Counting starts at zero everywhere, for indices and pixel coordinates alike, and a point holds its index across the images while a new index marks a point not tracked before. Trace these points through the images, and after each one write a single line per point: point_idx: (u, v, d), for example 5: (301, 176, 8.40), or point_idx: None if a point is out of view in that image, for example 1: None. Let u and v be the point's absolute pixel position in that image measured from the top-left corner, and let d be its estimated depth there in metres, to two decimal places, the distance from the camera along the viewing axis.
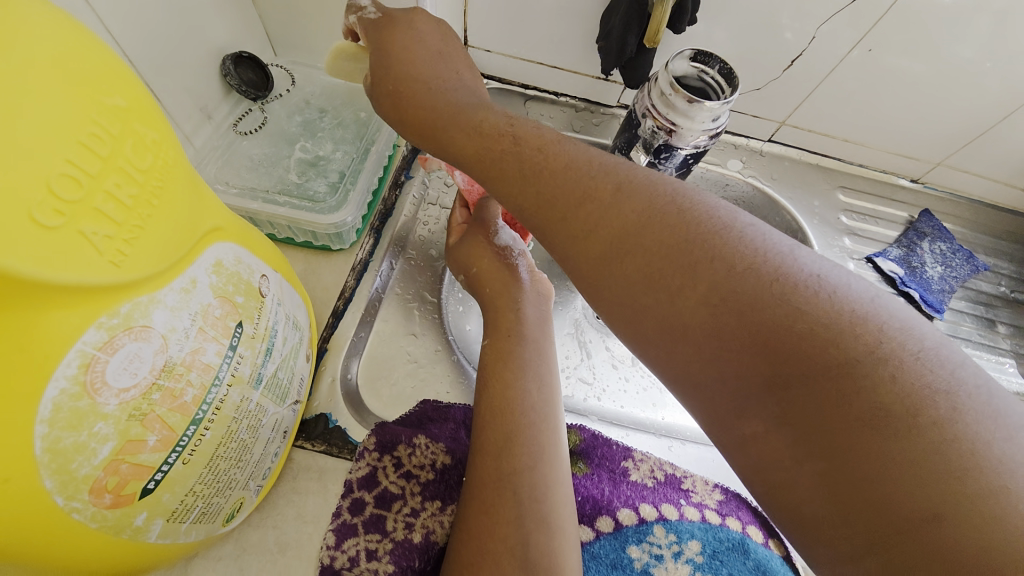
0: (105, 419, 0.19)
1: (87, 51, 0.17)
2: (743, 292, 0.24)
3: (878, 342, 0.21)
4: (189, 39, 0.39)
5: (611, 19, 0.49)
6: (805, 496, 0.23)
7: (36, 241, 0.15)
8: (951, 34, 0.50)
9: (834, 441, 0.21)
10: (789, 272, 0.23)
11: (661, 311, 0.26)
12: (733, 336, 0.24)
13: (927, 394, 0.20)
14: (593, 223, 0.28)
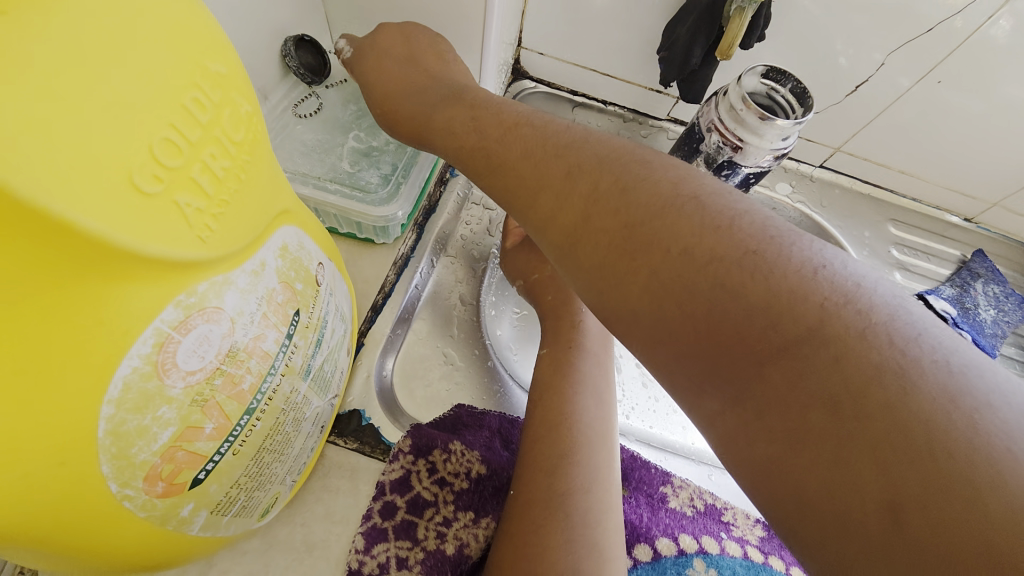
0: (170, 403, 0.18)
1: (196, 11, 0.16)
2: (678, 261, 0.22)
3: (821, 314, 0.19)
4: (255, 19, 0.39)
5: (677, 27, 0.48)
6: (788, 495, 0.18)
7: (130, 207, 0.14)
8: None
9: (812, 422, 0.18)
10: (728, 240, 0.22)
11: (607, 286, 0.24)
12: (673, 309, 0.22)
13: (883, 369, 0.18)
14: (570, 195, 0.26)
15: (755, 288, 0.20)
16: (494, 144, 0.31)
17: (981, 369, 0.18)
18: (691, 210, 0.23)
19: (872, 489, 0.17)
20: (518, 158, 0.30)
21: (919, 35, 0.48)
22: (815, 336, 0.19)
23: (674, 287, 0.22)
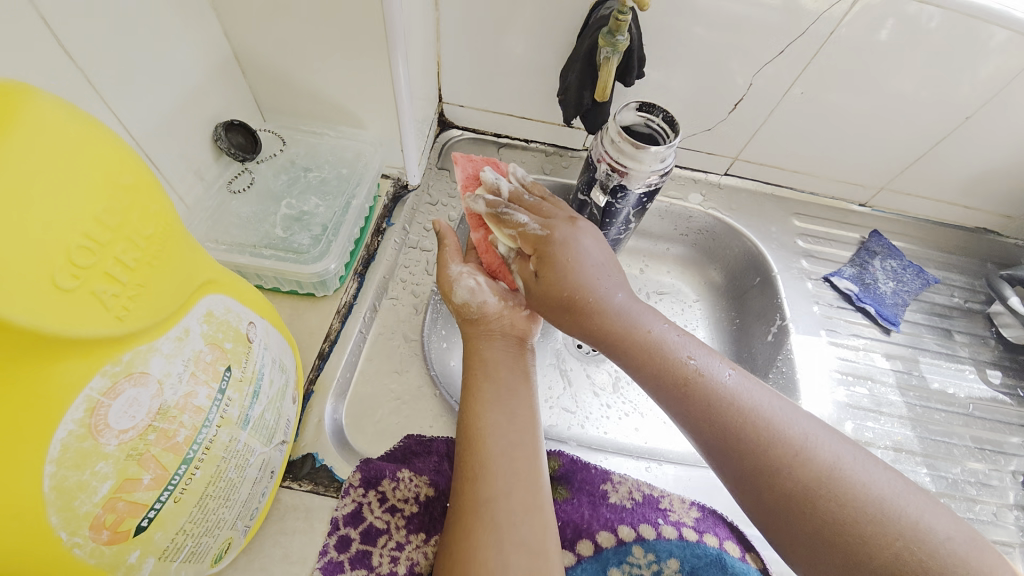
0: (106, 459, 0.22)
1: (101, 141, 0.21)
2: (742, 408, 0.36)
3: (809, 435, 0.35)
4: (184, 112, 0.44)
5: (566, 76, 0.55)
6: (780, 529, 0.33)
7: (56, 302, 0.18)
8: (880, 69, 0.56)
9: (752, 488, 0.34)
10: (739, 396, 0.36)
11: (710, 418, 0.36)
12: (753, 427, 0.35)
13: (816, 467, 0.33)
14: (683, 368, 0.38)
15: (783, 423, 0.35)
16: (543, 265, 0.42)
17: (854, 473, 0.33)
18: (743, 395, 0.36)
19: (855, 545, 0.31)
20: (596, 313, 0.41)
21: (773, 58, 0.56)
22: (754, 437, 0.35)
23: (688, 411, 0.37)
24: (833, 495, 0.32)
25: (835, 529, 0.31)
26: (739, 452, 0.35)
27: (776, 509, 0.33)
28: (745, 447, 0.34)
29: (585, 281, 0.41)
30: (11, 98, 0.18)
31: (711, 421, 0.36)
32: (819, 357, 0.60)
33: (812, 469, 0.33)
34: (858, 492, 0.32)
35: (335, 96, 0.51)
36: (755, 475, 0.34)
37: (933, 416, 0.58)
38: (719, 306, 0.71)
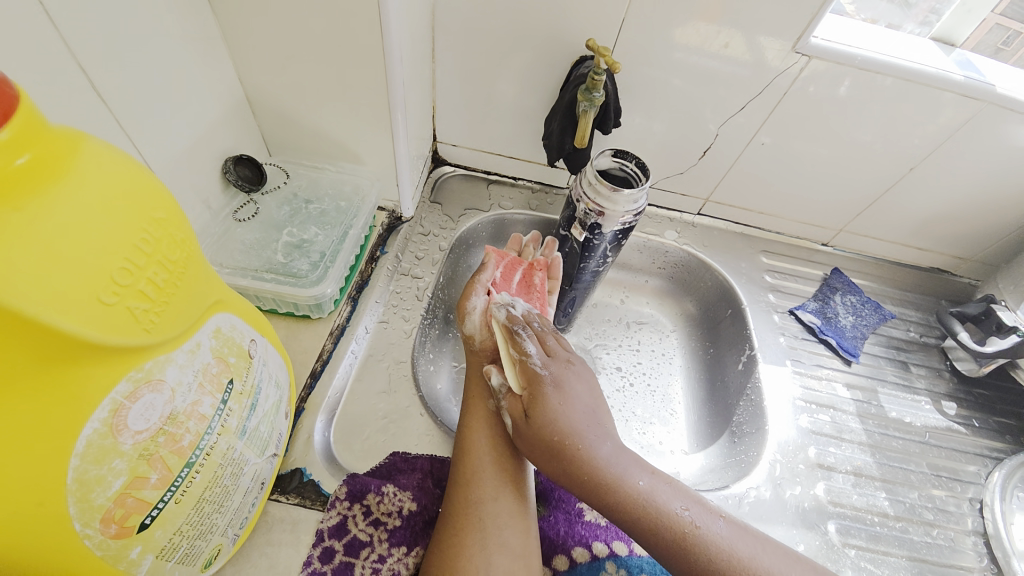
0: (121, 456, 0.24)
1: (143, 180, 0.24)
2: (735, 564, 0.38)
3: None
4: (200, 148, 0.48)
5: (550, 122, 0.60)
6: None
7: (99, 315, 0.21)
8: (834, 122, 0.62)
9: None
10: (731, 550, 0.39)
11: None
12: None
13: None
14: (677, 524, 0.39)
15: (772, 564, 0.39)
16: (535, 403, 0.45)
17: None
18: (737, 548, 0.39)
19: None
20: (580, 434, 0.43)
21: (735, 113, 0.63)
22: None
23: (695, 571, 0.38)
24: None
25: None
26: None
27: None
28: (684, 568, 0.38)
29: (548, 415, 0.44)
30: (73, 144, 0.22)
31: (682, 556, 0.39)
32: (785, 385, 0.64)
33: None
34: None
35: (338, 136, 0.55)
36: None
37: (891, 443, 0.62)
38: (694, 336, 0.75)
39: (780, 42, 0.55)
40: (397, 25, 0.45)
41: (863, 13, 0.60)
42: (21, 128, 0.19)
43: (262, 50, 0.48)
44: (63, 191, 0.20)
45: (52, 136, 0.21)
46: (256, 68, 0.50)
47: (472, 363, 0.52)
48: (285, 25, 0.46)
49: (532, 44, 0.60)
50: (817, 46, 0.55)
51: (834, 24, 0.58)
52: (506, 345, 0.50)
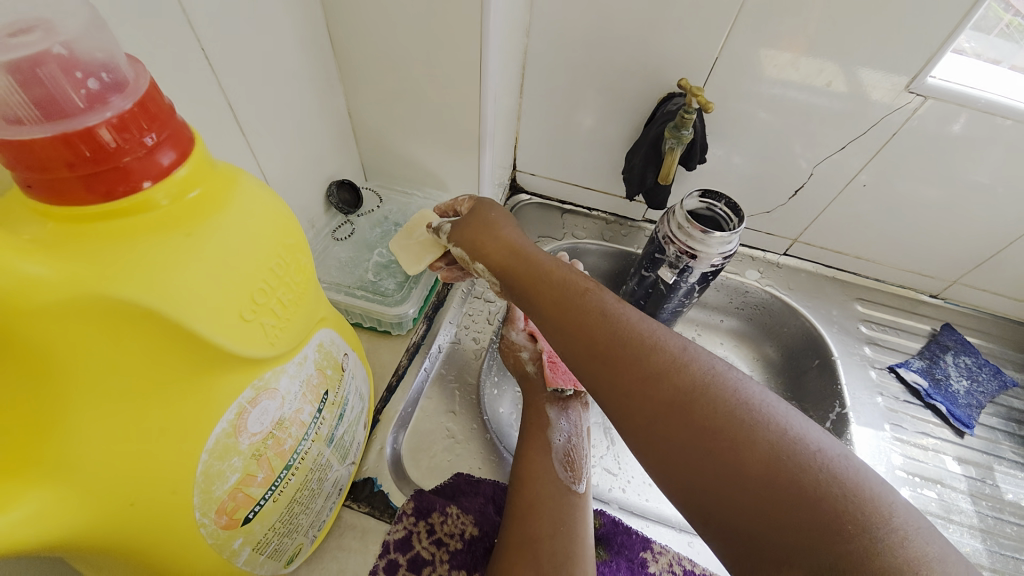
0: (239, 454, 0.27)
1: (281, 210, 0.28)
2: (592, 344, 0.36)
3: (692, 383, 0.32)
4: (311, 174, 0.54)
5: (631, 158, 0.61)
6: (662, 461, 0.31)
7: (239, 328, 0.24)
8: (953, 164, 0.56)
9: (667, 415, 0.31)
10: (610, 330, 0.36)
11: (584, 338, 0.36)
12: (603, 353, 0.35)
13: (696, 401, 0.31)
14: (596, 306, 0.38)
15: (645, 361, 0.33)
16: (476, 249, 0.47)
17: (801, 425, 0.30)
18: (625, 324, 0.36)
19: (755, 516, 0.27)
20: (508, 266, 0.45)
21: (831, 152, 0.59)
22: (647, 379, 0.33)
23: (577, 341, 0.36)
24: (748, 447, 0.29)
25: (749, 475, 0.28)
26: (704, 434, 0.30)
27: (698, 461, 0.29)
28: (573, 309, 0.38)
29: (525, 246, 0.45)
30: (232, 179, 0.25)
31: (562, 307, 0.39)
32: (879, 451, 0.57)
33: (734, 402, 0.30)
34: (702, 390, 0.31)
35: (429, 165, 0.59)
36: (703, 443, 0.29)
37: (1005, 530, 0.53)
38: (774, 384, 0.70)
39: (890, 79, 0.52)
40: (493, 64, 0.47)
41: (969, 43, 0.53)
42: (193, 166, 0.24)
43: (372, 88, 0.53)
44: (224, 219, 0.24)
45: (217, 174, 0.25)
46: (364, 103, 0.55)
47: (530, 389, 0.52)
48: (393, 65, 0.50)
49: (618, 79, 0.61)
50: (934, 86, 0.51)
51: (956, 62, 0.53)
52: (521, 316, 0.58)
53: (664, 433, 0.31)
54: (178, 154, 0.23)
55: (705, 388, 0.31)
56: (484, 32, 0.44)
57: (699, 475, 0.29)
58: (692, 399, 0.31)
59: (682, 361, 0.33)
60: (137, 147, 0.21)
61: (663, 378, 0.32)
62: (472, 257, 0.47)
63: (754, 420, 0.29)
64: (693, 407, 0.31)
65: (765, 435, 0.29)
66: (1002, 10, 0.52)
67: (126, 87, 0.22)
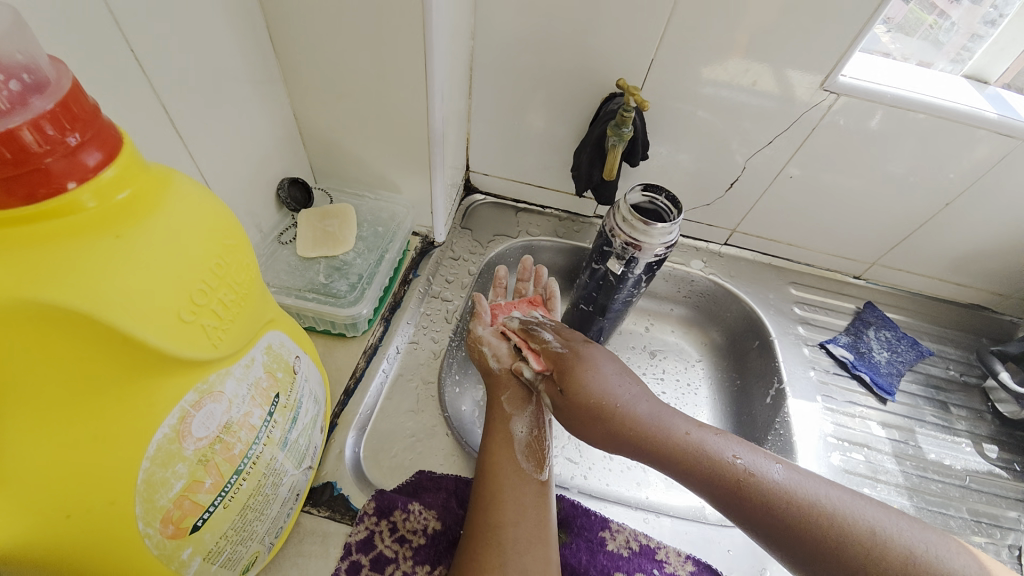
0: (183, 460, 0.27)
1: (220, 212, 0.27)
2: (683, 461, 0.42)
3: (772, 493, 0.39)
4: (255, 177, 0.52)
5: (579, 155, 0.63)
6: (800, 563, 0.38)
7: (178, 331, 0.24)
8: (865, 155, 0.62)
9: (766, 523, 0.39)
10: (685, 449, 0.42)
11: (667, 458, 0.42)
12: (688, 465, 0.42)
13: (791, 502, 0.38)
14: (665, 433, 0.43)
15: (736, 466, 0.41)
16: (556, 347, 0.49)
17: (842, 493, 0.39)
18: (730, 452, 0.41)
19: None
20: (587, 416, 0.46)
21: (762, 146, 0.64)
22: (746, 492, 0.40)
23: (662, 460, 0.43)
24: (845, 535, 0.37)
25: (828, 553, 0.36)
26: (816, 558, 0.37)
27: (833, 573, 0.36)
28: (674, 460, 0.42)
29: (624, 400, 0.45)
30: (165, 181, 0.25)
31: (657, 453, 0.43)
32: (814, 422, 0.62)
33: (835, 525, 0.37)
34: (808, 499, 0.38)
35: (379, 166, 0.59)
36: (819, 557, 0.37)
37: (930, 487, 0.59)
38: (721, 366, 0.74)
39: (808, 79, 0.56)
40: (438, 65, 0.48)
41: (894, 43, 0.59)
42: (122, 167, 0.23)
43: (316, 89, 0.53)
44: (159, 221, 0.24)
45: (148, 174, 0.24)
46: (309, 104, 0.54)
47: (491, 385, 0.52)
48: (337, 65, 0.50)
49: (562, 79, 0.63)
50: (846, 84, 0.56)
51: (864, 62, 0.58)
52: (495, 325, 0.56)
53: (801, 546, 0.37)
54: (105, 155, 0.22)
55: (806, 522, 0.38)
56: (427, 33, 0.45)
57: (824, 571, 0.37)
58: (807, 530, 0.37)
59: (781, 495, 0.39)
60: (60, 148, 0.21)
61: (782, 521, 0.38)
62: (583, 413, 0.46)
63: (856, 544, 0.36)
64: (808, 538, 0.37)
65: (873, 555, 0.36)
66: (923, 12, 0.57)
67: (48, 87, 0.21)
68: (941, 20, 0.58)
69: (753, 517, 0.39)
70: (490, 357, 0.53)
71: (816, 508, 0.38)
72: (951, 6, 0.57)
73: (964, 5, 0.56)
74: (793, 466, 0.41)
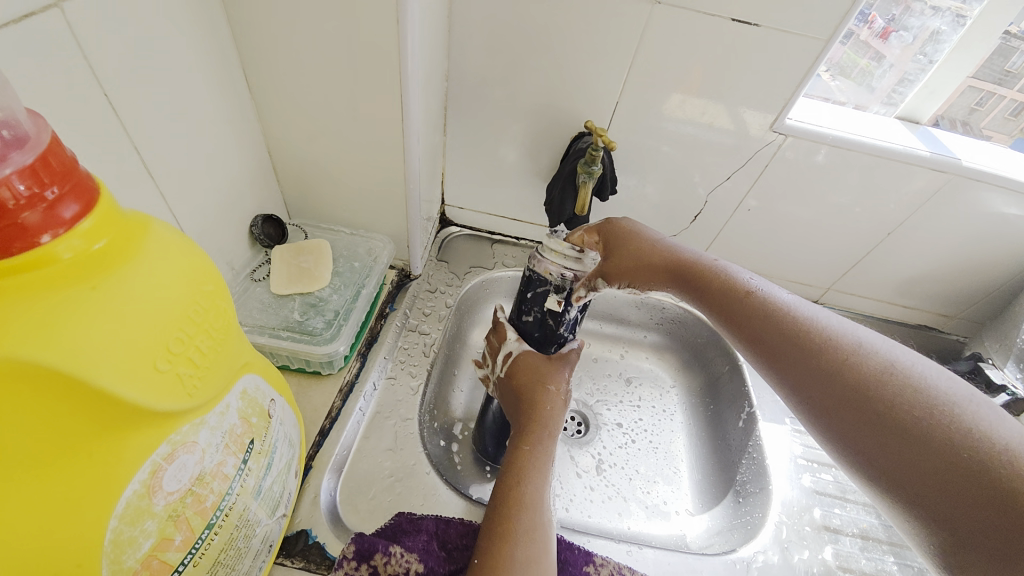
0: (153, 517, 0.25)
1: (197, 258, 0.27)
2: (752, 316, 0.43)
3: (854, 353, 0.38)
4: (228, 215, 0.52)
5: (551, 190, 0.66)
6: (878, 453, 0.34)
7: (153, 380, 0.23)
8: (814, 190, 0.67)
9: (841, 398, 0.37)
10: (753, 304, 0.44)
11: (751, 331, 0.43)
12: (781, 361, 0.41)
13: (854, 364, 0.37)
14: (750, 295, 0.44)
15: (775, 340, 0.41)
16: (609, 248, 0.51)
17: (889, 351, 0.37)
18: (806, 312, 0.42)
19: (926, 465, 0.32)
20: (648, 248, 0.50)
21: (723, 180, 0.68)
22: (789, 346, 0.40)
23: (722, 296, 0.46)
24: (896, 391, 0.35)
25: (896, 409, 0.34)
26: (830, 383, 0.37)
27: (874, 442, 0.35)
28: (732, 302, 0.45)
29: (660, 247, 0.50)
30: (142, 228, 0.25)
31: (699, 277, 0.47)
32: (784, 443, 0.63)
33: (875, 372, 0.36)
34: (855, 354, 0.38)
35: (356, 201, 0.60)
36: (875, 414, 0.35)
37: None
38: (694, 392, 0.77)
39: (759, 119, 0.61)
40: (415, 103, 0.50)
41: (834, 82, 0.65)
42: (99, 217, 0.23)
43: (292, 127, 0.53)
44: (136, 270, 0.23)
45: (125, 223, 0.24)
46: (285, 142, 0.55)
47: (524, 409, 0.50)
48: (314, 104, 0.51)
49: (534, 118, 0.66)
50: (793, 127, 0.61)
51: (807, 107, 0.64)
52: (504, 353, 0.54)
53: (828, 388, 0.37)
54: (82, 206, 0.22)
55: (846, 360, 0.37)
56: (403, 73, 0.47)
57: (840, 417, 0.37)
58: (842, 370, 0.37)
59: (807, 325, 0.41)
60: (36, 203, 0.20)
61: (811, 348, 0.39)
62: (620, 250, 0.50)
63: (879, 381, 0.36)
64: (842, 375, 0.37)
65: (930, 410, 0.33)
66: (858, 54, 0.63)
67: (28, 143, 0.21)
68: (876, 63, 0.64)
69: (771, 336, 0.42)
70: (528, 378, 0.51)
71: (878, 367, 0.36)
72: (885, 50, 0.63)
73: (903, 43, 0.62)
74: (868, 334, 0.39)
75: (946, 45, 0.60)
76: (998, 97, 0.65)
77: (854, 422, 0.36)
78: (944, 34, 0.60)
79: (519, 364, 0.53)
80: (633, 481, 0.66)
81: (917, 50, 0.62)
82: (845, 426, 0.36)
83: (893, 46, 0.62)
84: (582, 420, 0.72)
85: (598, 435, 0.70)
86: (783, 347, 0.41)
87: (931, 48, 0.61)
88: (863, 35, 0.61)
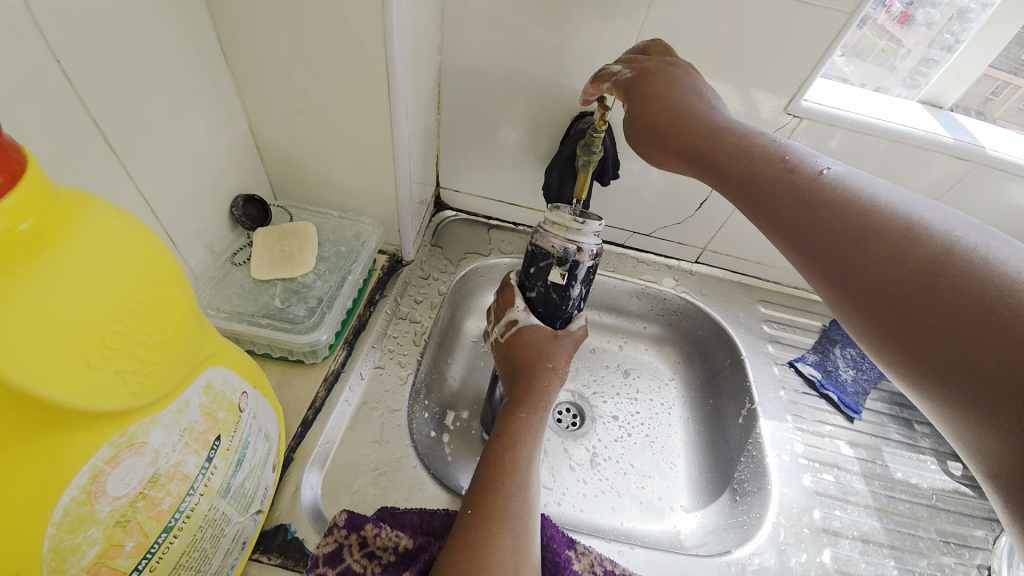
0: (98, 524, 0.24)
1: (144, 242, 0.24)
2: (766, 179, 0.37)
3: (877, 210, 0.32)
4: (206, 195, 0.49)
5: (550, 173, 0.63)
6: (897, 318, 0.29)
7: (84, 380, 0.21)
8: None
9: (861, 258, 0.32)
10: (770, 168, 0.38)
11: (763, 198, 0.37)
12: (792, 224, 0.35)
13: (878, 220, 0.32)
14: (770, 158, 0.38)
15: (787, 201, 0.36)
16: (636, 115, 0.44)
17: (923, 207, 0.32)
18: (826, 168, 0.36)
19: (955, 322, 0.27)
20: (673, 117, 0.42)
21: None
22: (801, 207, 0.35)
23: (737, 162, 0.39)
24: (927, 246, 0.29)
25: (925, 265, 0.29)
26: (851, 243, 0.32)
27: (868, 286, 0.31)
28: (749, 166, 0.38)
29: (697, 108, 0.42)
30: (78, 209, 0.22)
31: (712, 144, 0.40)
32: (785, 442, 0.61)
33: (902, 229, 0.31)
34: (875, 209, 0.32)
35: (344, 183, 0.57)
36: (894, 273, 0.30)
37: (898, 507, 0.58)
38: (694, 385, 0.75)
39: (772, 103, 0.57)
40: (402, 78, 0.46)
41: (849, 66, 0.61)
42: (23, 195, 0.20)
43: (273, 103, 0.50)
44: (68, 255, 0.21)
45: (57, 202, 0.22)
46: (267, 119, 0.52)
47: (525, 379, 0.50)
48: (295, 79, 0.48)
49: (533, 97, 0.62)
50: (808, 109, 0.57)
51: (825, 89, 0.60)
52: (509, 322, 0.54)
53: (845, 257, 0.32)
54: (3, 181, 0.19)
55: (879, 224, 0.32)
56: (390, 46, 0.43)
57: (858, 279, 0.31)
58: (869, 236, 0.32)
59: (825, 182, 0.35)
60: None
61: (838, 214, 0.33)
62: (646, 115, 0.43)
63: (905, 236, 0.30)
64: (869, 240, 0.31)
65: (976, 271, 0.27)
66: (877, 37, 0.59)
67: None
68: (897, 45, 0.60)
69: (779, 204, 0.36)
70: (530, 351, 0.52)
71: (908, 227, 0.31)
72: (905, 34, 0.59)
73: (920, 29, 0.58)
74: (889, 185, 0.34)
75: (975, 24, 0.56)
76: (1013, 88, 0.60)
77: (872, 281, 0.31)
78: (972, 12, 0.55)
79: (523, 338, 0.53)
80: (628, 476, 0.64)
81: (942, 30, 0.58)
82: (860, 287, 0.31)
83: (914, 28, 0.58)
84: (578, 412, 0.70)
85: (594, 427, 0.68)
86: (793, 208, 0.36)
87: (958, 27, 0.57)
88: (880, 19, 0.57)
